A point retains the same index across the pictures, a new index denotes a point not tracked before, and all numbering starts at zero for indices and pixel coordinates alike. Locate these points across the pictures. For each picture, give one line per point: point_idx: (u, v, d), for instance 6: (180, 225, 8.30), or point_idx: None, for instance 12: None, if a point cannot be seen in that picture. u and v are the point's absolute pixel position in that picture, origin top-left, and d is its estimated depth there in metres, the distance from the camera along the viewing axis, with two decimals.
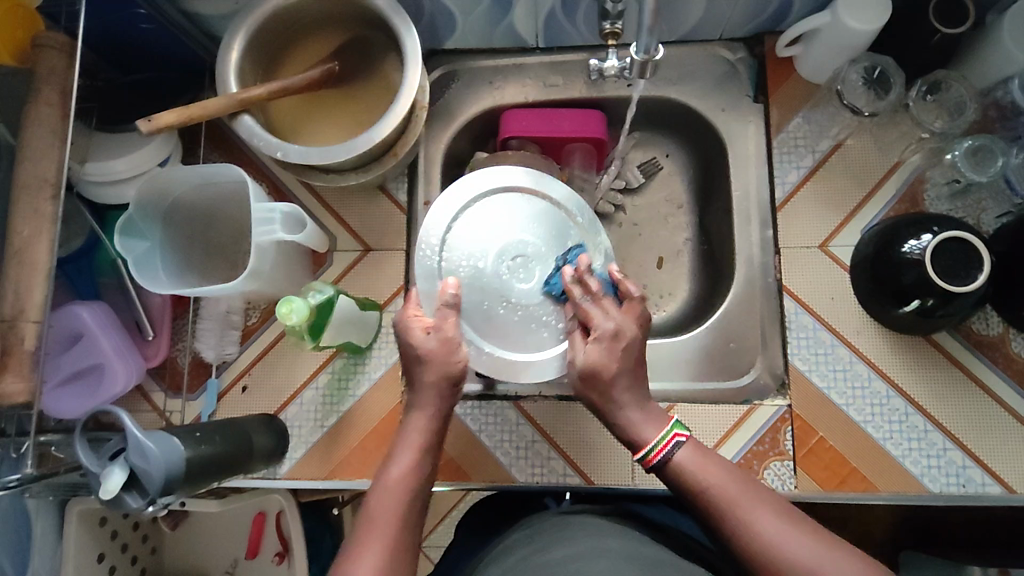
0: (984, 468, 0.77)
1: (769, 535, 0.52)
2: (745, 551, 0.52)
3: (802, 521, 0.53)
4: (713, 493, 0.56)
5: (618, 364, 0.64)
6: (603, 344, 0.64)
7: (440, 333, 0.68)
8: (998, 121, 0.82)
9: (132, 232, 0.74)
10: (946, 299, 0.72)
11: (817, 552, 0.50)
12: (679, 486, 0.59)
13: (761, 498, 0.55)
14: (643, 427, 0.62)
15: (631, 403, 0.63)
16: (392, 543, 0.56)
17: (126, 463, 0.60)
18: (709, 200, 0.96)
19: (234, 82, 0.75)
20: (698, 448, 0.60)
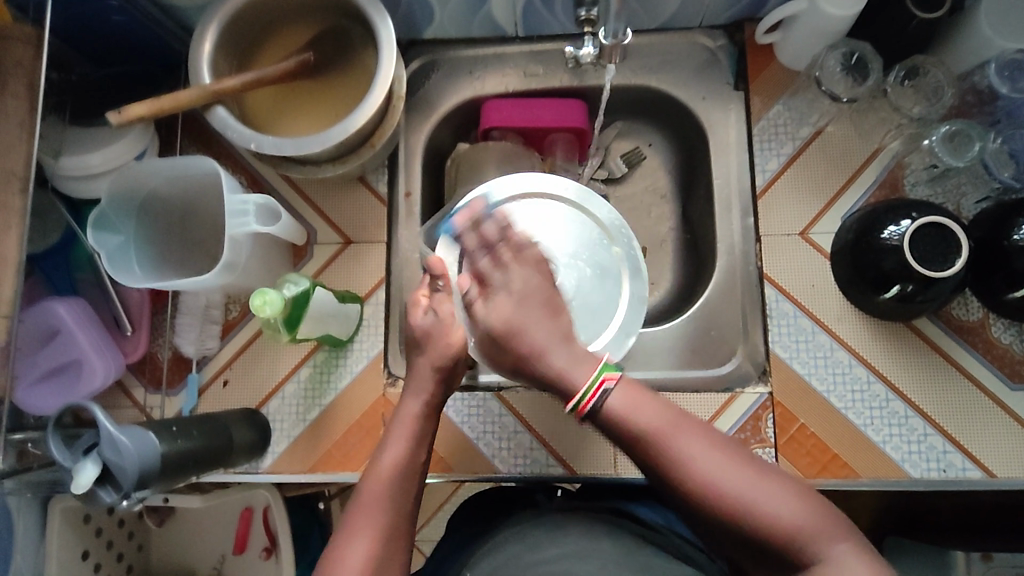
0: (964, 453, 0.78)
1: (709, 470, 0.53)
2: (685, 483, 0.54)
3: (728, 448, 0.55)
4: (654, 431, 0.55)
5: (519, 312, 0.61)
6: (505, 294, 0.62)
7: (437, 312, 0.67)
8: (976, 107, 0.82)
9: (105, 225, 0.74)
10: (925, 284, 0.73)
11: (755, 483, 0.53)
12: (614, 425, 0.57)
13: (695, 432, 0.56)
14: (573, 370, 0.58)
15: (551, 348, 0.60)
16: (381, 532, 0.58)
17: (99, 457, 0.59)
18: (692, 189, 0.96)
19: (206, 73, 0.74)
20: (630, 389, 0.57)
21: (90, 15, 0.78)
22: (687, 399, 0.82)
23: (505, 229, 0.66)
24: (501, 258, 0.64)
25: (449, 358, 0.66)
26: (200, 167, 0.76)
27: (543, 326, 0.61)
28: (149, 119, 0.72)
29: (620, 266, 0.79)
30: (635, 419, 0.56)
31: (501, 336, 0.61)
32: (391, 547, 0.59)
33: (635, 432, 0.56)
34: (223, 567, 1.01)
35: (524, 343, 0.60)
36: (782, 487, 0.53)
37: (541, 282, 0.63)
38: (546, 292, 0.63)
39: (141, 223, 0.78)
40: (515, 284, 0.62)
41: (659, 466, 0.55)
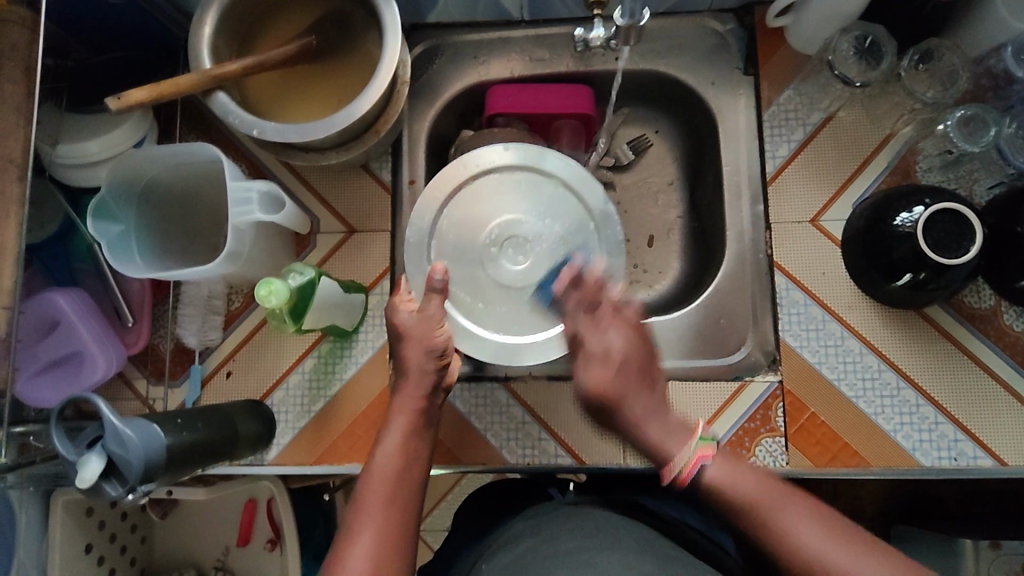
0: (975, 441, 0.77)
1: (815, 555, 0.51)
2: (794, 568, 0.52)
3: (840, 528, 0.52)
4: (759, 505, 0.54)
5: (619, 380, 0.62)
6: (603, 361, 0.63)
7: (422, 312, 0.71)
8: (991, 90, 0.80)
9: (105, 214, 0.72)
10: (939, 271, 0.72)
11: (872, 567, 0.50)
12: (716, 499, 0.57)
13: (801, 509, 0.54)
14: (667, 442, 0.60)
15: (648, 419, 0.61)
16: (383, 520, 0.57)
17: (103, 450, 0.58)
18: (700, 176, 0.95)
19: (207, 58, 0.72)
20: (730, 463, 0.57)
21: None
22: (696, 389, 0.81)
23: (600, 287, 0.69)
24: (599, 321, 0.67)
25: (437, 345, 0.69)
26: (200, 154, 0.74)
27: (642, 396, 0.62)
28: (149, 104, 0.70)
29: (586, 210, 0.80)
30: (736, 491, 0.55)
31: (599, 406, 0.63)
32: (399, 538, 0.57)
33: (738, 506, 0.55)
34: (226, 559, 1.01)
35: (625, 416, 0.61)
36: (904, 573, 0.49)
37: (637, 349, 0.64)
38: (643, 358, 0.64)
39: (142, 211, 0.76)
40: (614, 348, 0.64)
41: (766, 544, 0.53)
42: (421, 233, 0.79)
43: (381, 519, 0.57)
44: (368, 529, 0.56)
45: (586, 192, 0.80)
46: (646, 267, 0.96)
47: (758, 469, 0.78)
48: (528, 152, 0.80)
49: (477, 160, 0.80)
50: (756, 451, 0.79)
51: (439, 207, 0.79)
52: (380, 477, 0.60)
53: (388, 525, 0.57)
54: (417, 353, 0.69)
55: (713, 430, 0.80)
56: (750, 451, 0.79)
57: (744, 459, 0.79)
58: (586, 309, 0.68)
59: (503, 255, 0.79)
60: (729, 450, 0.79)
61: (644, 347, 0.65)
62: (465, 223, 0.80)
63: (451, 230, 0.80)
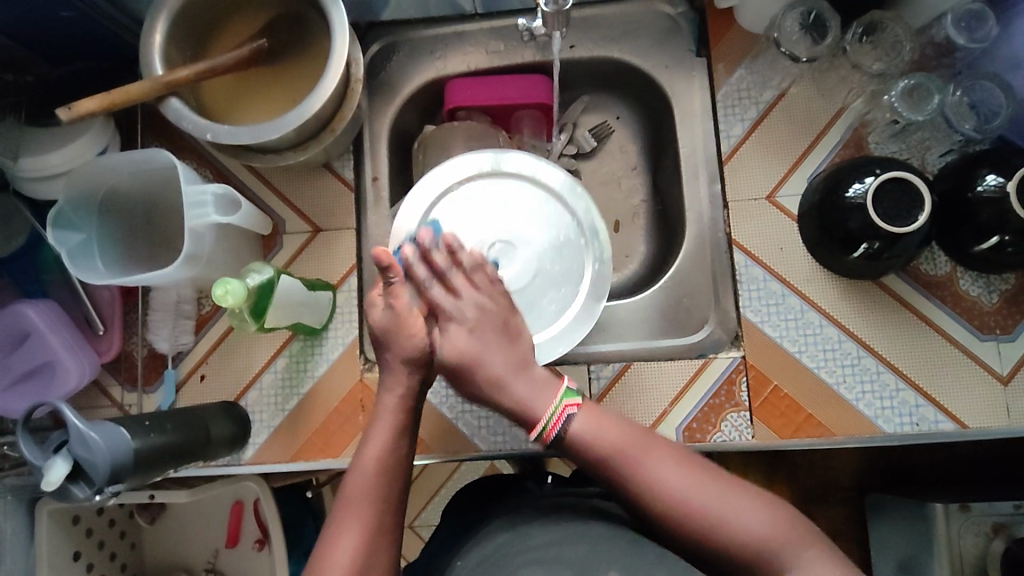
0: (937, 406, 0.78)
1: (673, 490, 0.55)
2: (655, 507, 0.56)
3: (693, 464, 0.57)
4: (616, 457, 0.57)
5: (472, 343, 0.59)
6: (459, 326, 0.59)
7: (395, 305, 0.60)
8: (935, 59, 0.82)
9: (65, 224, 0.74)
10: (890, 240, 0.73)
11: (720, 499, 0.55)
12: (579, 453, 0.58)
13: (658, 452, 0.57)
14: (534, 400, 0.58)
15: (511, 378, 0.59)
16: (370, 524, 0.58)
17: (69, 454, 0.59)
18: (661, 159, 0.96)
19: (159, 65, 0.73)
20: (592, 410, 0.59)
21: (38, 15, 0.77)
22: (661, 368, 0.83)
23: (454, 253, 0.61)
24: (452, 282, 0.60)
25: (418, 346, 0.61)
26: (157, 160, 0.75)
27: (500, 359, 0.59)
28: (102, 114, 0.71)
29: (574, 219, 0.79)
30: (599, 441, 0.57)
31: (458, 372, 0.59)
32: (381, 536, 0.58)
33: (598, 454, 0.57)
34: (216, 561, 1.02)
35: (484, 379, 0.59)
36: (759, 503, 0.56)
37: (499, 301, 0.61)
38: (502, 314, 0.61)
39: (103, 219, 0.77)
40: (470, 311, 0.59)
41: (624, 488, 0.57)
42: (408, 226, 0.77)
43: (365, 518, 0.58)
44: (353, 532, 0.57)
45: (573, 200, 0.79)
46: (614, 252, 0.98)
47: (724, 444, 0.80)
48: (524, 167, 0.79)
49: (471, 165, 0.79)
50: (721, 427, 0.80)
51: (427, 206, 0.78)
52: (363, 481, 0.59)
53: (371, 523, 0.58)
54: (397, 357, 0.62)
55: (680, 407, 0.81)
56: (716, 426, 0.80)
57: (711, 435, 0.80)
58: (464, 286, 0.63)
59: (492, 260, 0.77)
60: (696, 426, 0.81)
61: (504, 297, 0.61)
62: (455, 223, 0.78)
63: (444, 228, 0.77)
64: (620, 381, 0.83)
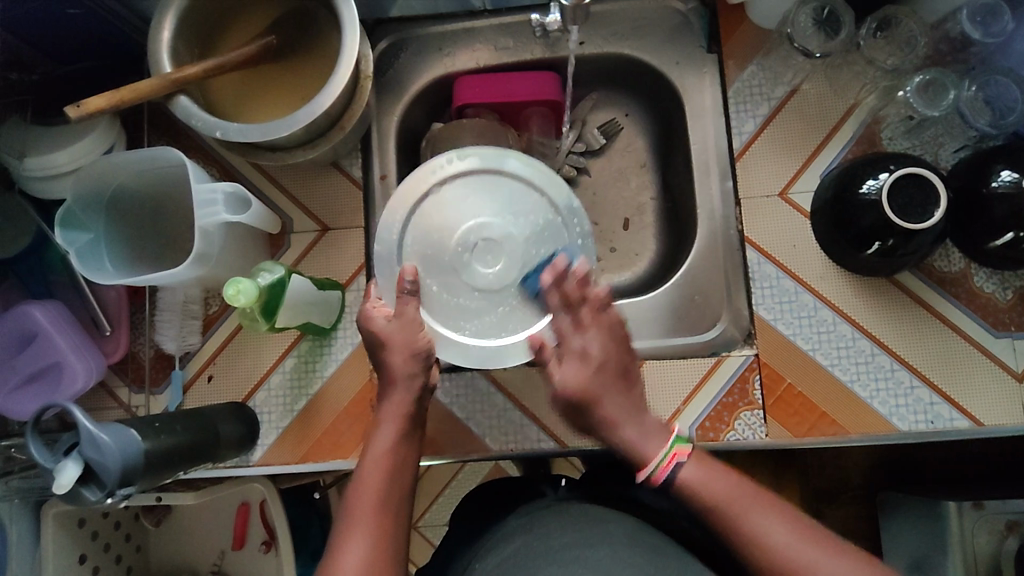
0: (951, 404, 0.78)
1: (781, 547, 0.54)
2: (761, 561, 0.54)
3: (802, 523, 0.55)
4: (724, 505, 0.56)
5: (594, 381, 0.60)
6: (581, 361, 0.61)
7: (401, 317, 0.66)
8: (950, 55, 0.82)
9: (72, 223, 0.73)
10: (906, 236, 0.72)
11: (831, 561, 0.53)
12: (686, 499, 0.58)
13: (767, 508, 0.56)
14: (643, 444, 0.59)
15: (625, 420, 0.60)
16: (377, 531, 0.57)
17: (80, 456, 0.58)
18: (671, 157, 0.95)
19: (167, 62, 0.72)
20: (701, 459, 0.59)
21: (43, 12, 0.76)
22: (673, 366, 0.82)
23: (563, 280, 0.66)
24: (581, 321, 0.63)
25: (423, 349, 0.65)
26: (165, 159, 0.74)
27: (616, 399, 0.60)
28: (110, 111, 0.70)
29: (545, 199, 0.77)
30: (707, 494, 0.57)
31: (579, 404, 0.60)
32: (392, 541, 0.57)
33: (707, 504, 0.57)
34: (222, 563, 1.01)
35: (603, 413, 0.60)
36: (871, 569, 0.53)
37: (620, 347, 0.62)
38: (623, 360, 0.62)
39: (110, 218, 0.76)
40: (593, 350, 0.61)
41: (732, 540, 0.56)
42: (387, 248, 0.76)
43: (375, 519, 0.57)
44: (360, 537, 0.56)
45: (513, 167, 0.77)
46: (624, 249, 0.97)
47: (738, 442, 0.79)
48: (464, 156, 0.77)
49: (437, 168, 0.77)
50: (735, 425, 0.80)
51: (399, 223, 0.77)
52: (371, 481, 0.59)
53: (379, 527, 0.57)
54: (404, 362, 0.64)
55: (693, 406, 0.81)
56: (729, 424, 0.80)
57: (724, 433, 0.80)
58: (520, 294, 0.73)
59: (475, 259, 0.74)
60: (709, 425, 0.80)
61: (625, 345, 0.63)
62: (427, 238, 0.76)
63: (419, 246, 0.76)
64: None
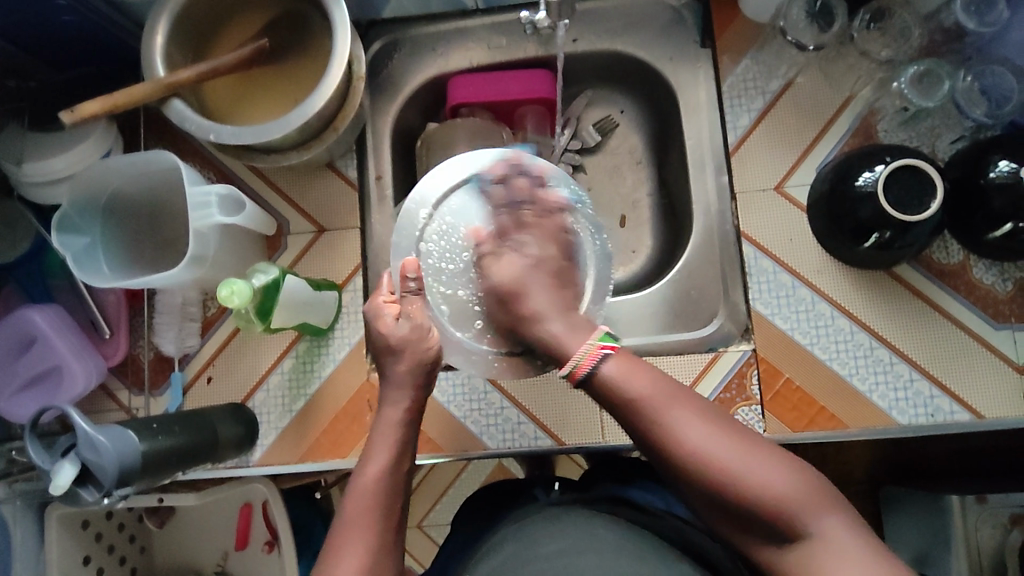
0: (951, 396, 0.77)
1: (697, 444, 0.53)
2: (681, 462, 0.53)
3: (720, 421, 0.55)
4: (643, 402, 0.55)
5: (524, 270, 0.69)
6: (517, 254, 0.70)
7: (410, 318, 0.66)
8: (945, 45, 0.81)
9: (69, 227, 0.74)
10: (902, 229, 0.72)
11: (747, 457, 0.53)
12: (607, 396, 0.57)
13: (685, 403, 0.55)
14: (568, 337, 0.61)
15: (551, 313, 0.65)
16: (371, 545, 0.56)
17: (76, 457, 0.59)
18: (667, 152, 0.95)
19: (161, 66, 0.73)
20: (626, 356, 0.58)
21: (37, 20, 0.76)
22: (670, 363, 0.82)
23: (535, 185, 0.75)
24: (523, 220, 0.73)
25: (431, 357, 0.66)
26: (160, 161, 0.75)
27: (545, 292, 0.67)
28: (105, 116, 0.71)
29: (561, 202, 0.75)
30: (625, 387, 0.56)
31: (510, 294, 0.67)
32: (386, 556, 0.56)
33: (624, 397, 0.56)
34: (226, 564, 1.01)
35: (527, 306, 0.66)
36: (789, 468, 0.53)
37: (552, 250, 0.71)
38: (553, 262, 0.70)
39: (106, 221, 0.77)
40: (532, 248, 0.71)
41: (649, 438, 0.55)
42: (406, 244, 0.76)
43: (368, 537, 0.56)
44: (355, 552, 0.55)
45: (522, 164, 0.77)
46: (620, 246, 0.97)
47: None
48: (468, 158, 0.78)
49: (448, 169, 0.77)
50: (733, 421, 0.79)
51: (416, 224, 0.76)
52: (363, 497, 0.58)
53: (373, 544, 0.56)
54: (410, 367, 0.65)
55: None
56: None
57: None
58: (517, 201, 0.75)
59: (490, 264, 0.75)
60: None
61: (557, 248, 0.72)
62: (450, 240, 0.76)
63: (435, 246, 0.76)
64: None
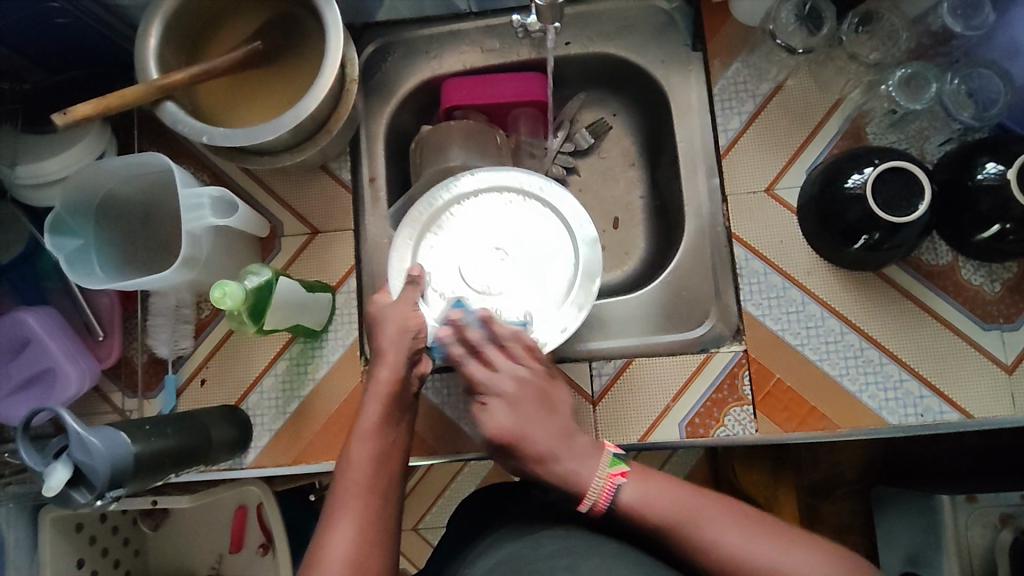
0: (940, 396, 0.78)
1: (733, 550, 0.56)
2: (720, 570, 0.56)
3: (751, 520, 0.58)
4: (675, 519, 0.58)
5: (514, 416, 0.61)
6: (502, 400, 0.61)
7: (402, 298, 0.70)
8: (933, 48, 0.82)
9: (63, 230, 0.74)
10: (891, 231, 0.72)
11: (784, 555, 0.55)
12: (635, 520, 0.59)
13: (713, 511, 0.58)
14: (580, 468, 0.60)
15: (556, 453, 0.60)
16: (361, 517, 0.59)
17: (69, 459, 0.59)
18: (659, 155, 0.95)
19: (154, 69, 0.73)
20: (642, 477, 0.60)
21: (31, 23, 0.76)
22: (663, 364, 0.82)
23: (490, 327, 0.65)
24: (490, 360, 0.64)
25: (414, 326, 0.68)
26: (154, 164, 0.75)
27: (542, 429, 0.60)
28: (96, 118, 0.71)
29: (560, 218, 0.81)
30: (653, 508, 0.58)
31: (506, 444, 0.61)
32: (377, 528, 0.60)
33: (657, 521, 0.58)
34: (220, 567, 1.01)
35: (531, 450, 0.60)
36: (823, 557, 0.55)
37: (538, 377, 0.63)
38: (540, 383, 0.63)
39: (100, 224, 0.77)
40: (511, 381, 0.62)
41: (686, 551, 0.58)
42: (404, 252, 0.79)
43: (357, 505, 0.60)
44: (345, 523, 0.59)
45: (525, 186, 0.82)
46: (613, 248, 0.97)
47: (728, 438, 0.79)
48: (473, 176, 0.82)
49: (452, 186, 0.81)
50: (725, 421, 0.80)
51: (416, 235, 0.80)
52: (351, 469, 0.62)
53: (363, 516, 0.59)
54: (395, 336, 0.67)
55: (681, 404, 0.81)
56: (719, 421, 0.80)
57: (714, 429, 0.80)
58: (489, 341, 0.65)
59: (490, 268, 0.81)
60: (699, 421, 0.80)
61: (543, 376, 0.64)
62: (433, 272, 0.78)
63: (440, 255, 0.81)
64: (623, 377, 0.83)
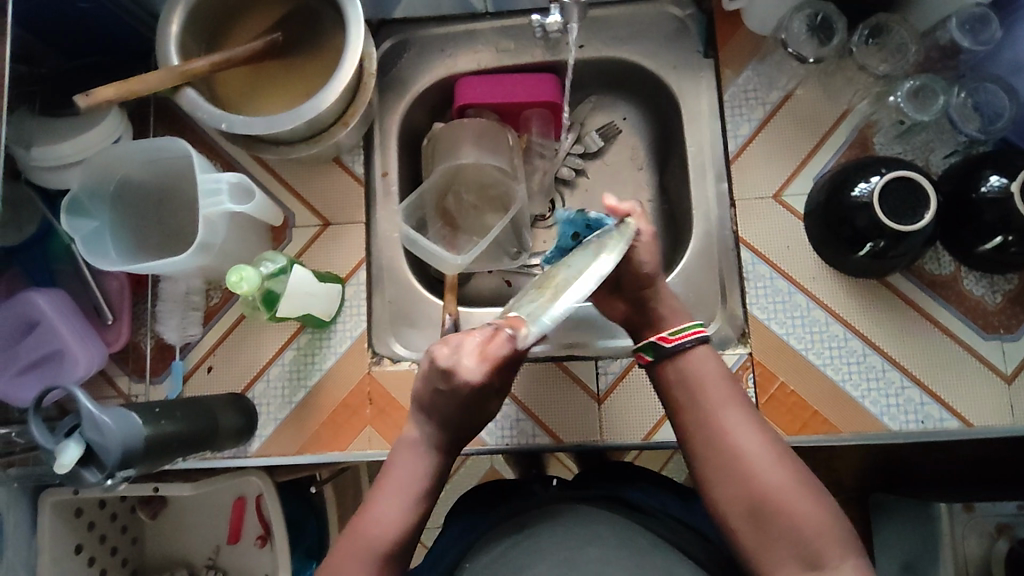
0: (941, 404, 0.79)
1: (739, 448, 0.59)
2: (721, 460, 0.60)
3: (772, 439, 0.60)
4: (705, 396, 0.63)
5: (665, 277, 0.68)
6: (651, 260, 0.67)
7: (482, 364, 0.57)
8: (941, 61, 0.84)
9: (80, 212, 0.75)
10: (896, 239, 0.74)
11: (778, 473, 0.58)
12: (681, 380, 0.65)
13: (734, 413, 0.62)
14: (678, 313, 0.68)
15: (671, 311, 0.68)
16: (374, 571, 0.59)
17: (81, 438, 0.59)
18: (668, 159, 0.97)
19: (175, 56, 0.74)
20: (710, 356, 0.65)
21: (54, 7, 0.77)
22: None
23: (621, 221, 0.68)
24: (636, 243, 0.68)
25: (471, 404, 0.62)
26: (173, 150, 0.76)
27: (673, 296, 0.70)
28: (117, 102, 0.72)
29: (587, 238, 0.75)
30: (697, 379, 0.64)
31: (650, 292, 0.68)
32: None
33: (686, 389, 0.64)
34: (217, 558, 1.01)
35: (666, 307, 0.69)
36: (812, 500, 0.57)
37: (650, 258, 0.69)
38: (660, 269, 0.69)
39: (115, 208, 0.78)
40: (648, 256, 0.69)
41: (700, 433, 0.62)
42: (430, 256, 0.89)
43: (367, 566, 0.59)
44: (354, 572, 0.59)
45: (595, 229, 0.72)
46: None
47: None
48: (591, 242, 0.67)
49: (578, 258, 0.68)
50: None
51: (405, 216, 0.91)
52: (369, 532, 0.61)
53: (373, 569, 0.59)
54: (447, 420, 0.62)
55: None
56: None
57: None
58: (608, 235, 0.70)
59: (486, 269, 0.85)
60: None
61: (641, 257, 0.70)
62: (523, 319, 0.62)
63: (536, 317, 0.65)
64: (629, 377, 0.84)
